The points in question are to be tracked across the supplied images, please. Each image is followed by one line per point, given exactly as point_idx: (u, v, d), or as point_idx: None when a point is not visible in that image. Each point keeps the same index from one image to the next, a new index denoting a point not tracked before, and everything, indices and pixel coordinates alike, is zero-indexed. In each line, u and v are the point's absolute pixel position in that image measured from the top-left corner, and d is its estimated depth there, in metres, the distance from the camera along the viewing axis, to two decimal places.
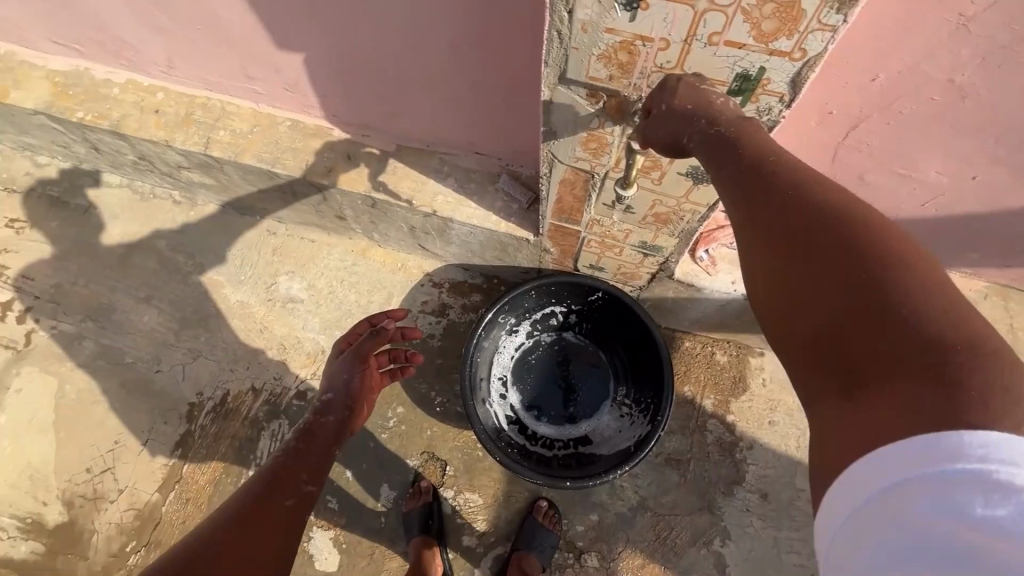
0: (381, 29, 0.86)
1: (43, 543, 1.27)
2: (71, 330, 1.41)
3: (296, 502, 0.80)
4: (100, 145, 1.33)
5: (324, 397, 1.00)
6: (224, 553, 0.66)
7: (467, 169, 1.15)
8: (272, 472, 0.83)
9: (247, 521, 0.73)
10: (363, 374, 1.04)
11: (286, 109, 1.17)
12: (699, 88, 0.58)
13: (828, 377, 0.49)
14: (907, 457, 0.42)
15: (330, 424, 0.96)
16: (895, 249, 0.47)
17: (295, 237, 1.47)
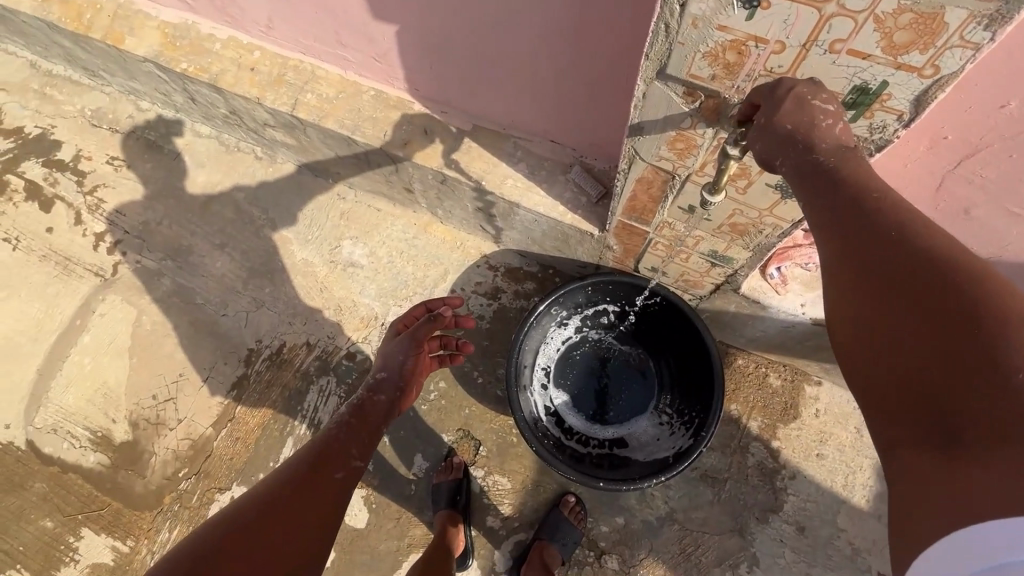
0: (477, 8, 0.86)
1: (108, 457, 1.39)
2: (153, 266, 1.52)
3: (345, 476, 0.82)
4: (197, 96, 1.41)
5: (378, 375, 1.02)
6: (265, 526, 0.71)
7: (540, 156, 1.14)
8: (325, 442, 0.86)
9: (299, 490, 0.77)
10: (416, 357, 1.05)
11: (372, 78, 1.20)
12: (807, 104, 0.54)
13: (917, 434, 0.46)
14: (1020, 538, 0.38)
15: (381, 403, 0.98)
16: (1014, 306, 0.43)
17: (362, 204, 1.52)
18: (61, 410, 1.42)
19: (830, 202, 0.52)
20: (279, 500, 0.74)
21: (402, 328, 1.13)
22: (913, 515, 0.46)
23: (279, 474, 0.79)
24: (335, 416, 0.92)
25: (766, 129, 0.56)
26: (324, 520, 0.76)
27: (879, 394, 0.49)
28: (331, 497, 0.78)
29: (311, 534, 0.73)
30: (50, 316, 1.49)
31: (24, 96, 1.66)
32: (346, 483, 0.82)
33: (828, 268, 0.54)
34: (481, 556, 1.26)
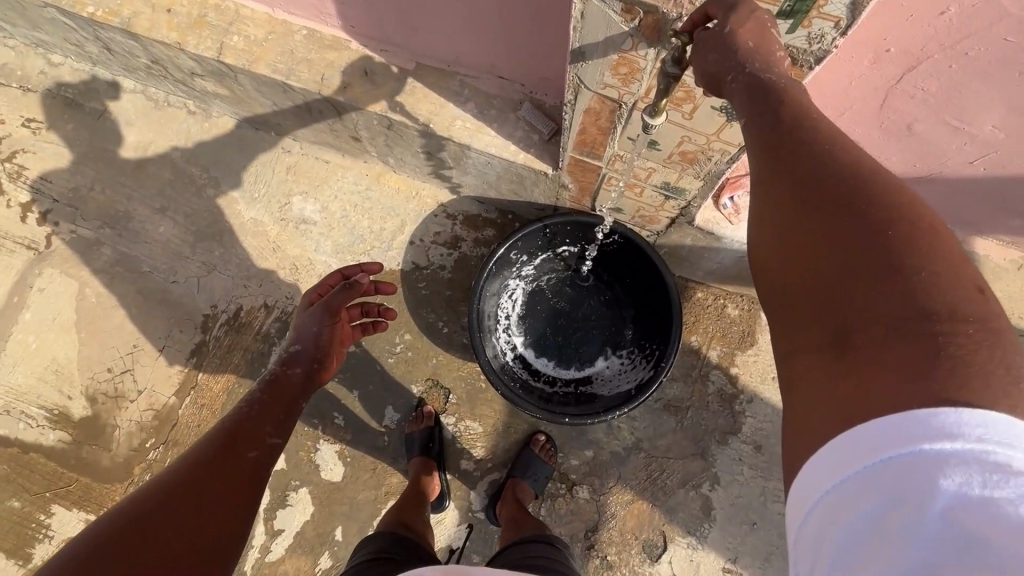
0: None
1: (69, 434, 1.35)
2: (90, 235, 1.43)
3: (259, 454, 0.80)
4: (112, 45, 1.29)
5: (291, 348, 1.01)
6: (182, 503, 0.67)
7: (488, 94, 1.09)
8: (233, 426, 0.82)
9: (207, 472, 0.72)
10: (333, 327, 1.04)
11: (302, 16, 1.11)
12: (765, 30, 0.55)
13: (818, 337, 0.46)
14: (899, 431, 0.38)
15: (295, 375, 0.96)
16: (922, 221, 0.45)
17: (309, 157, 1.45)
18: (12, 390, 1.37)
19: (774, 117, 0.53)
20: (180, 485, 0.69)
21: (316, 299, 1.10)
22: (802, 421, 0.46)
23: (194, 453, 0.75)
24: (247, 393, 0.89)
25: (727, 41, 0.54)
26: (240, 496, 0.72)
27: (785, 303, 0.49)
28: (246, 475, 0.76)
29: (228, 509, 0.70)
30: None
31: None
32: (260, 462, 0.79)
33: (757, 182, 0.54)
34: (458, 497, 1.30)
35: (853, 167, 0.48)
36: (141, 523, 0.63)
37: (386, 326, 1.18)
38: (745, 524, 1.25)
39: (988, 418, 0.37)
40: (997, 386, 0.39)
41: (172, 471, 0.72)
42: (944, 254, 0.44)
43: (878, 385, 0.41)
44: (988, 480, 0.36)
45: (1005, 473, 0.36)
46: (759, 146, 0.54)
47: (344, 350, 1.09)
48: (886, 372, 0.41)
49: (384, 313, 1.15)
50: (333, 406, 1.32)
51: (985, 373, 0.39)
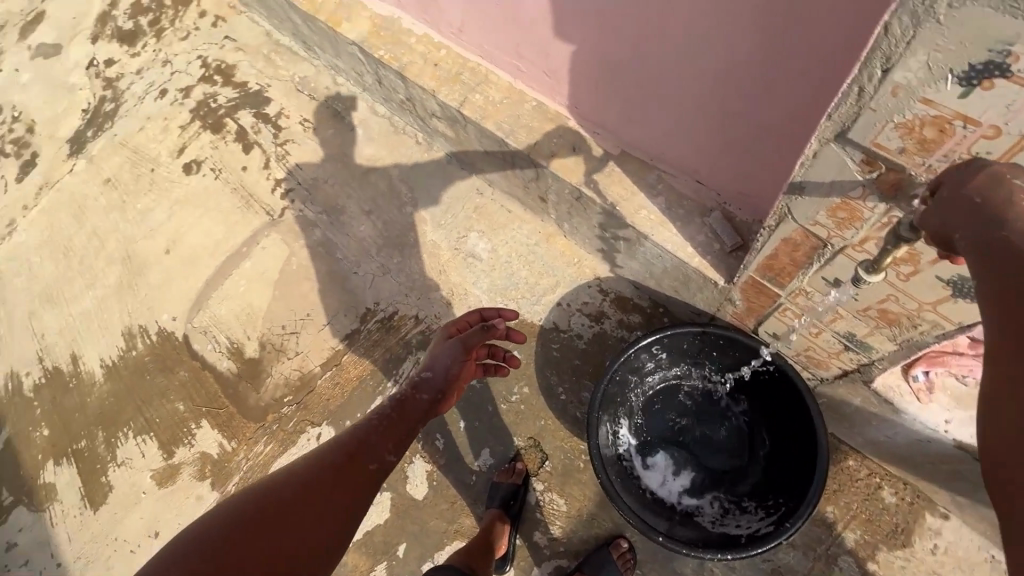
0: (671, 27, 0.88)
1: (236, 366, 1.62)
2: (311, 216, 1.74)
3: (377, 467, 0.88)
4: (384, 80, 1.60)
5: (423, 374, 1.10)
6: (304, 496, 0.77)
7: (681, 193, 1.13)
8: (358, 439, 0.90)
9: (330, 475, 0.82)
10: (463, 363, 1.13)
11: (537, 90, 1.27)
12: (1005, 181, 0.51)
13: None
14: None
15: (421, 400, 1.05)
16: None
17: (496, 203, 1.61)
18: (214, 316, 1.68)
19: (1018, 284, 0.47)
20: (305, 488, 0.78)
21: (454, 332, 1.19)
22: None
23: (326, 453, 0.86)
24: (379, 407, 0.99)
25: (955, 202, 0.53)
26: (352, 506, 0.80)
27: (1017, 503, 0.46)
28: (362, 486, 0.83)
29: (339, 518, 0.78)
30: (225, 239, 1.77)
31: (254, 58, 1.99)
32: (377, 475, 0.87)
33: (998, 357, 0.49)
34: (520, 567, 1.26)
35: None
36: (271, 506, 0.74)
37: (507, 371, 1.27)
38: None
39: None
40: None
41: (302, 469, 0.82)
42: None
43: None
44: None
45: None
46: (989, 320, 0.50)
47: (463, 387, 1.17)
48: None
49: (508, 358, 1.24)
50: (438, 428, 1.38)
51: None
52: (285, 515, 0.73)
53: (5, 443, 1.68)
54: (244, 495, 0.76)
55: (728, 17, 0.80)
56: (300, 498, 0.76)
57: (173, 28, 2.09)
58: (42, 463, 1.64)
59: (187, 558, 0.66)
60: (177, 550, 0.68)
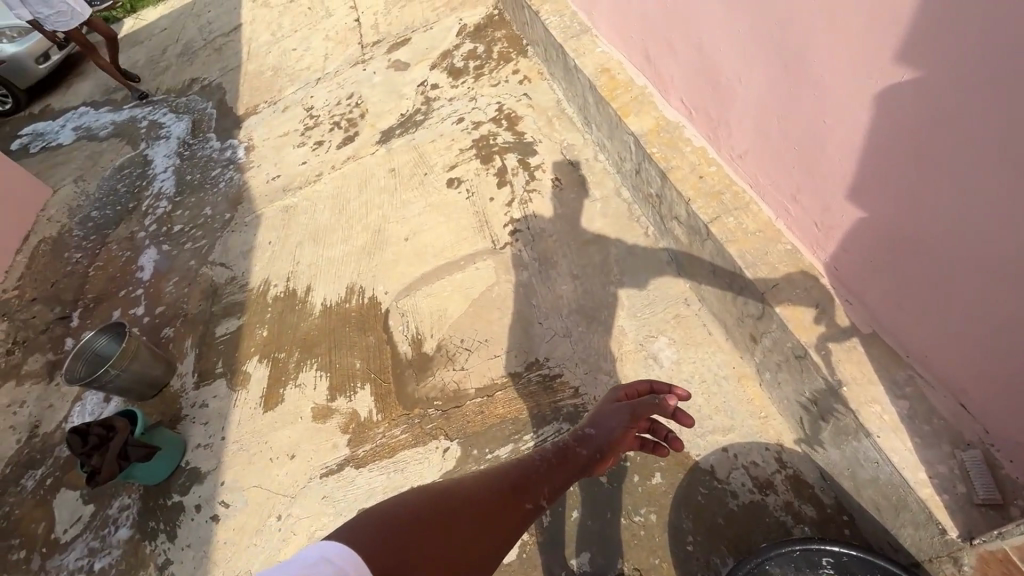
0: (1005, 244, 0.78)
1: (411, 354, 1.82)
2: (525, 258, 1.91)
3: (531, 508, 0.94)
4: (642, 172, 1.71)
5: (585, 429, 1.10)
6: (467, 514, 0.84)
7: (933, 407, 0.97)
8: (521, 474, 0.98)
9: (485, 503, 0.89)
10: (626, 430, 1.10)
11: (798, 237, 1.23)
12: None
13: None
14: None
15: (580, 456, 1.06)
16: None
17: (698, 320, 1.57)
18: (414, 306, 1.93)
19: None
20: (472, 505, 0.87)
21: (622, 397, 1.16)
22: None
23: (482, 484, 0.93)
24: (543, 449, 1.05)
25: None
26: (504, 536, 0.87)
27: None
28: (515, 519, 0.91)
29: (494, 542, 0.85)
30: (451, 248, 2.04)
31: (539, 116, 2.29)
32: (532, 513, 0.93)
33: None
34: None
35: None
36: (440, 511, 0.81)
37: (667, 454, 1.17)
38: None
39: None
40: None
41: (470, 486, 0.91)
42: None
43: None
44: None
45: None
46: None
47: (621, 455, 1.13)
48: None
49: (671, 440, 1.13)
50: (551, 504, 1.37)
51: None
52: (456, 522, 0.82)
53: (237, 328, 2.14)
54: (422, 493, 0.85)
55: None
56: (468, 513, 0.85)
57: (489, 75, 2.53)
58: (251, 355, 2.04)
59: (383, 527, 0.74)
60: (372, 518, 0.75)
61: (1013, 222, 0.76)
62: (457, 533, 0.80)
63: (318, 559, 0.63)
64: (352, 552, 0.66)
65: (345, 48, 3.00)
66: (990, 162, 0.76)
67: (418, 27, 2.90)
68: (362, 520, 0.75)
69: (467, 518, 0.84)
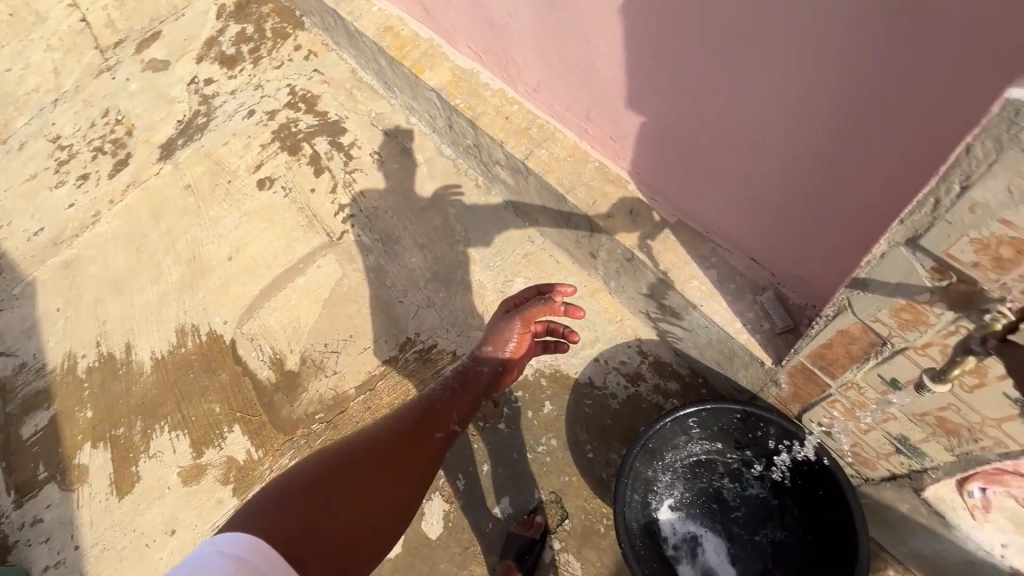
0: (743, 114, 0.92)
1: (275, 377, 1.67)
2: (367, 242, 1.83)
3: (443, 437, 0.95)
4: (455, 126, 1.70)
5: (483, 347, 1.14)
6: (375, 458, 0.82)
7: (734, 268, 1.15)
8: (426, 407, 0.98)
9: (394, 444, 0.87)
10: (520, 337, 1.13)
11: (601, 152, 1.33)
12: None
13: None
14: None
15: (483, 375, 1.10)
16: None
17: (545, 252, 1.65)
18: (261, 326, 1.76)
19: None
20: (380, 451, 0.84)
21: (512, 306, 1.16)
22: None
23: (389, 425, 0.91)
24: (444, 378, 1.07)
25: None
26: (421, 472, 0.86)
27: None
28: (430, 453, 0.90)
29: (411, 481, 0.84)
30: (284, 254, 1.87)
31: (338, 91, 2.13)
32: (446, 442, 0.94)
33: None
34: None
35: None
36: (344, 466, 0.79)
37: (567, 347, 1.23)
38: None
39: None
40: None
41: (377, 431, 0.89)
42: None
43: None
44: None
45: None
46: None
47: (525, 363, 1.20)
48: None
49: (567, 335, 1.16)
50: (462, 467, 1.39)
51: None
52: (365, 470, 0.80)
53: (50, 419, 1.77)
54: (331, 449, 0.83)
55: (807, 113, 0.83)
56: (380, 458, 0.83)
57: (270, 58, 2.27)
58: (80, 444, 1.71)
59: (282, 500, 0.72)
60: (271, 494, 0.73)
61: (746, 93, 0.89)
62: (367, 483, 0.79)
63: (211, 554, 0.60)
64: (247, 536, 0.64)
65: (78, 56, 2.47)
66: (711, 50, 0.88)
67: (165, 16, 2.47)
68: (265, 494, 0.73)
69: (378, 465, 0.82)
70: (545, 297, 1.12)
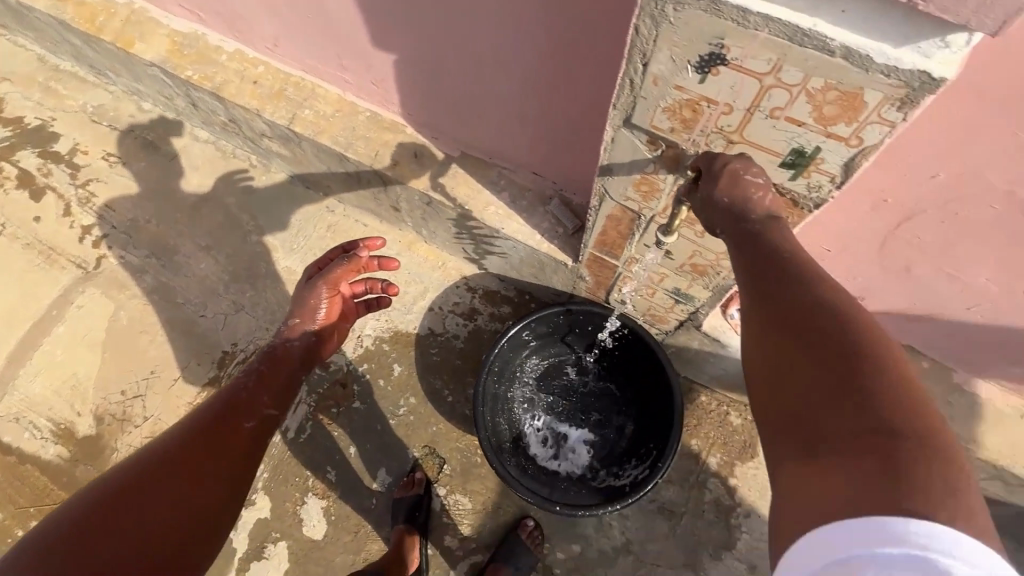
0: (473, 37, 0.91)
1: (68, 450, 1.38)
2: (136, 262, 1.54)
3: (253, 426, 0.94)
4: (199, 103, 1.46)
5: (291, 321, 1.08)
6: (170, 464, 0.78)
7: (522, 186, 1.21)
8: (228, 399, 0.95)
9: (194, 443, 0.83)
10: (329, 302, 1.09)
11: (368, 100, 1.25)
12: (741, 180, 0.61)
13: (790, 445, 0.47)
14: (859, 533, 0.39)
15: (294, 350, 1.06)
16: (868, 345, 0.46)
17: (349, 218, 1.56)
18: (26, 399, 1.41)
19: (750, 256, 0.58)
20: (176, 455, 0.80)
21: (316, 271, 1.10)
22: (785, 518, 0.45)
23: (186, 427, 0.87)
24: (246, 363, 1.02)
25: (708, 204, 0.64)
26: (230, 466, 0.84)
27: (773, 416, 0.50)
28: (242, 445, 0.89)
29: (225, 476, 0.82)
30: (26, 306, 1.49)
31: (28, 88, 1.67)
32: (259, 432, 0.94)
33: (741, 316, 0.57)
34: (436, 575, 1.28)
35: (807, 292, 0.51)
36: (129, 483, 0.74)
37: (389, 301, 1.18)
38: None
39: (933, 528, 0.38)
40: (945, 495, 0.39)
41: (171, 437, 0.84)
42: (903, 377, 0.45)
43: (842, 504, 0.41)
44: None
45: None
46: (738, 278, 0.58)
47: (346, 326, 1.16)
48: (843, 486, 0.41)
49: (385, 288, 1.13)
50: (328, 459, 1.34)
51: (971, 509, 0.39)
52: (165, 479, 0.76)
53: None
54: (114, 476, 0.76)
55: (523, 31, 0.84)
56: (181, 462, 0.79)
57: None
58: None
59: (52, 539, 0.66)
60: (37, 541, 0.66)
61: (462, 14, 0.87)
62: (170, 492, 0.75)
63: None
64: None
65: None
66: None
67: None
68: (31, 540, 0.67)
69: (181, 470, 0.78)
70: (347, 255, 1.07)
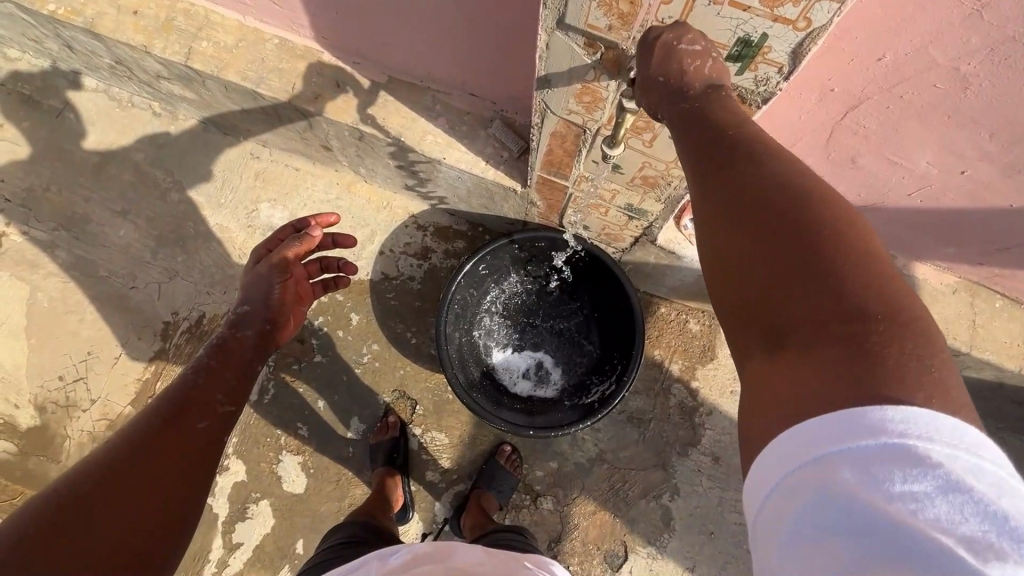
0: None
1: (14, 444, 1.30)
2: (44, 237, 1.39)
3: (208, 425, 0.79)
4: (74, 43, 1.25)
5: (240, 308, 0.97)
6: (125, 478, 0.64)
7: (460, 110, 1.12)
8: (178, 394, 0.79)
9: (149, 449, 0.69)
10: (284, 284, 1.01)
11: (273, 24, 1.10)
12: (675, 51, 0.56)
13: (758, 338, 0.47)
14: (836, 431, 0.38)
15: (247, 339, 0.94)
16: (833, 224, 0.45)
17: (278, 164, 1.43)
18: None
19: (699, 139, 0.54)
20: (131, 461, 0.67)
21: (266, 252, 1.05)
22: (758, 418, 0.45)
23: (130, 430, 0.72)
24: (192, 358, 0.87)
25: (647, 83, 0.59)
26: (189, 473, 0.71)
27: (737, 315, 0.49)
28: (195, 448, 0.74)
29: (166, 499, 0.66)
30: None
31: None
32: (211, 433, 0.78)
33: (694, 205, 0.55)
34: (422, 508, 1.32)
35: (764, 175, 0.49)
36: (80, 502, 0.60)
37: (349, 281, 1.12)
38: (703, 534, 1.29)
39: (910, 412, 0.37)
40: (915, 373, 0.39)
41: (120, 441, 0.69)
42: (863, 249, 0.44)
43: (815, 400, 0.40)
44: (908, 475, 0.36)
45: (924, 467, 0.36)
46: (690, 174, 0.55)
47: (301, 310, 1.07)
48: (812, 381, 0.41)
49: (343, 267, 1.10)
50: (298, 416, 1.32)
51: (946, 385, 0.39)
52: (83, 516, 0.59)
53: None
54: (13, 520, 0.58)
55: None
56: (103, 492, 0.62)
57: None
58: None
59: None
60: None
61: None
62: (89, 534, 0.59)
63: None
64: None
65: None
66: None
67: None
68: None
69: (104, 501, 0.61)
70: (299, 234, 1.04)
